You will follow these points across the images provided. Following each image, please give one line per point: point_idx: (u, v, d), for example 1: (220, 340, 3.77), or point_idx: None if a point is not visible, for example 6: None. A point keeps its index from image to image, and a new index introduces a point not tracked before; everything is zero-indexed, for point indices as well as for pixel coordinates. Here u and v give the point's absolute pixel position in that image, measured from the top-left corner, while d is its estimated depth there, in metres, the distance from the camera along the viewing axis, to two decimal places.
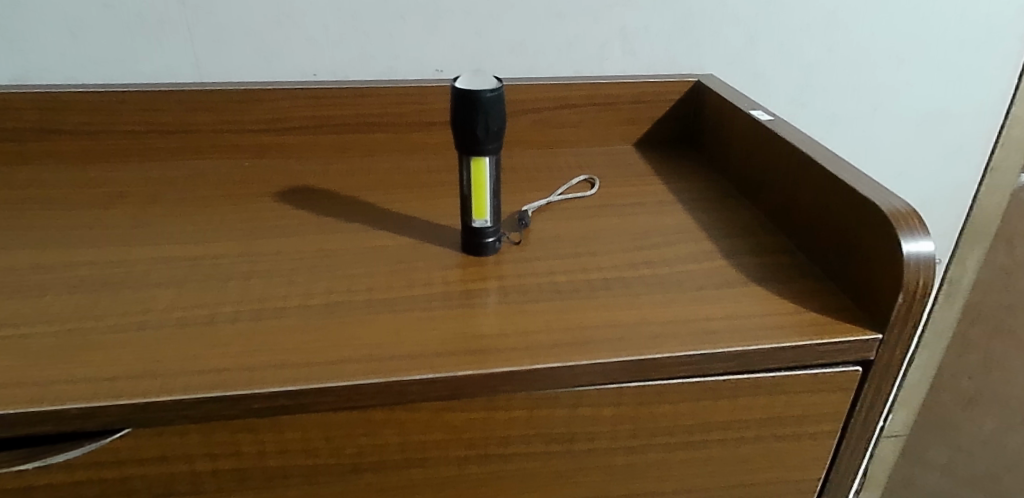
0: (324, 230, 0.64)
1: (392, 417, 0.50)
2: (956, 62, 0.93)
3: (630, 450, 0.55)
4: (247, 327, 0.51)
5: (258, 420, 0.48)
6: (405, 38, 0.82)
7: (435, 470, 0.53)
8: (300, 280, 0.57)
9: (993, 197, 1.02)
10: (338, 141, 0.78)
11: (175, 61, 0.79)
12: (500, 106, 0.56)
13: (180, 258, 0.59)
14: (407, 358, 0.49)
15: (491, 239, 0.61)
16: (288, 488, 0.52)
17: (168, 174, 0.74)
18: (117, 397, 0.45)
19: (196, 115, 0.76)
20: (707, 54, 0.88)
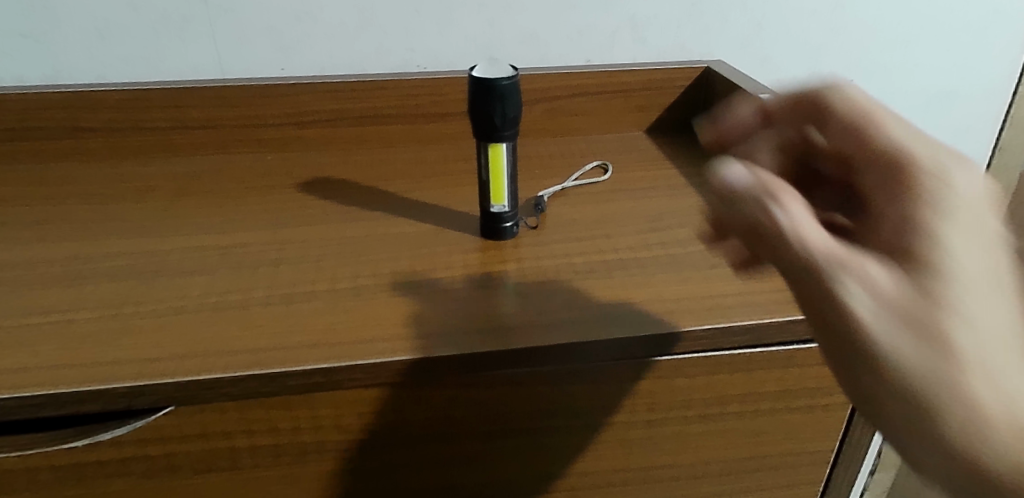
0: (347, 218, 0.66)
1: (420, 393, 0.52)
2: (964, 43, 0.94)
3: (648, 423, 0.57)
4: (279, 310, 0.54)
5: (293, 397, 0.50)
6: (419, 31, 0.84)
7: (461, 444, 0.55)
8: (328, 266, 0.59)
9: (1003, 178, 1.03)
10: (357, 134, 0.81)
11: (199, 58, 0.81)
12: (516, 95, 0.58)
13: (211, 247, 0.61)
14: (435, 336, 0.52)
15: (509, 224, 0.63)
16: (322, 463, 0.54)
17: (196, 168, 0.76)
18: (161, 376, 0.48)
19: (221, 110, 0.78)
20: (716, 40, 0.89)
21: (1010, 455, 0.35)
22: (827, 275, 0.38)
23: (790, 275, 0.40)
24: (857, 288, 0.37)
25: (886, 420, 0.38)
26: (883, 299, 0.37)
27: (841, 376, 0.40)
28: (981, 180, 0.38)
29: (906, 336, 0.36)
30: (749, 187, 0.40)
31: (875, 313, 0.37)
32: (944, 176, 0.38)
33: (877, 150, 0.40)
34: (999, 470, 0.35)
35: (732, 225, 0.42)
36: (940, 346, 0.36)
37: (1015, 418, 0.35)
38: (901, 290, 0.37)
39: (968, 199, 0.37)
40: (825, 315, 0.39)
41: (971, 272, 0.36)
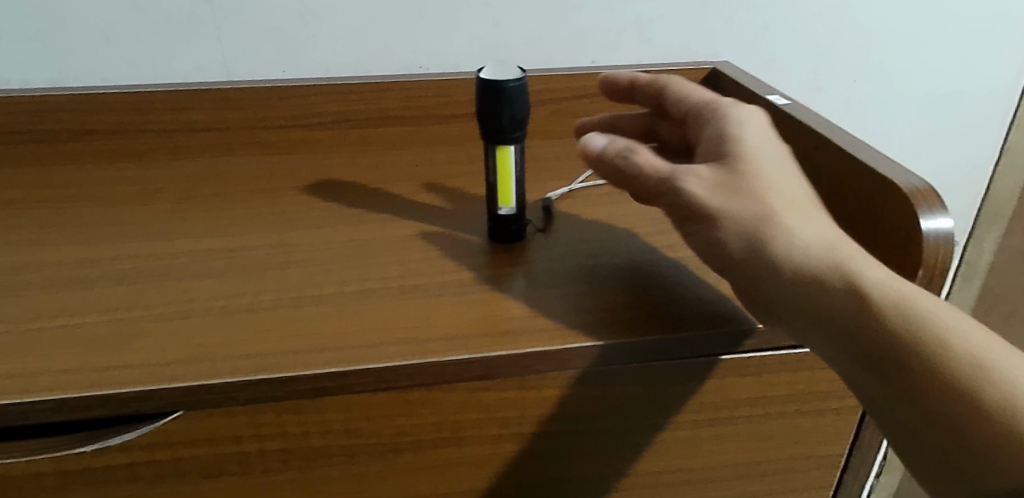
0: (354, 221, 0.66)
1: (429, 397, 0.52)
2: (971, 43, 0.93)
3: (658, 427, 0.57)
4: (287, 314, 0.53)
5: (302, 401, 0.50)
6: (425, 32, 0.84)
7: (470, 448, 0.55)
8: (335, 269, 0.59)
9: (1010, 179, 1.03)
10: (363, 136, 0.81)
11: (204, 60, 0.81)
12: (523, 97, 0.57)
13: (219, 251, 0.61)
14: (444, 340, 0.51)
15: (516, 227, 0.63)
16: (330, 468, 0.54)
17: (202, 170, 0.76)
18: (170, 381, 0.47)
19: (227, 112, 0.78)
20: (722, 41, 0.89)
21: (813, 273, 0.48)
22: (670, 179, 0.52)
23: (654, 197, 0.54)
24: (690, 179, 0.52)
25: (741, 274, 0.50)
26: (706, 182, 0.51)
27: (708, 256, 0.52)
28: (752, 114, 0.56)
29: (727, 201, 0.50)
30: (606, 146, 0.55)
31: (701, 189, 0.51)
32: (729, 117, 0.56)
33: (700, 117, 0.59)
34: (811, 281, 0.48)
35: (627, 172, 0.54)
36: (746, 202, 0.50)
37: (805, 240, 0.49)
38: (717, 175, 0.52)
39: (746, 126, 0.55)
40: (679, 203, 0.52)
41: (753, 157, 0.52)
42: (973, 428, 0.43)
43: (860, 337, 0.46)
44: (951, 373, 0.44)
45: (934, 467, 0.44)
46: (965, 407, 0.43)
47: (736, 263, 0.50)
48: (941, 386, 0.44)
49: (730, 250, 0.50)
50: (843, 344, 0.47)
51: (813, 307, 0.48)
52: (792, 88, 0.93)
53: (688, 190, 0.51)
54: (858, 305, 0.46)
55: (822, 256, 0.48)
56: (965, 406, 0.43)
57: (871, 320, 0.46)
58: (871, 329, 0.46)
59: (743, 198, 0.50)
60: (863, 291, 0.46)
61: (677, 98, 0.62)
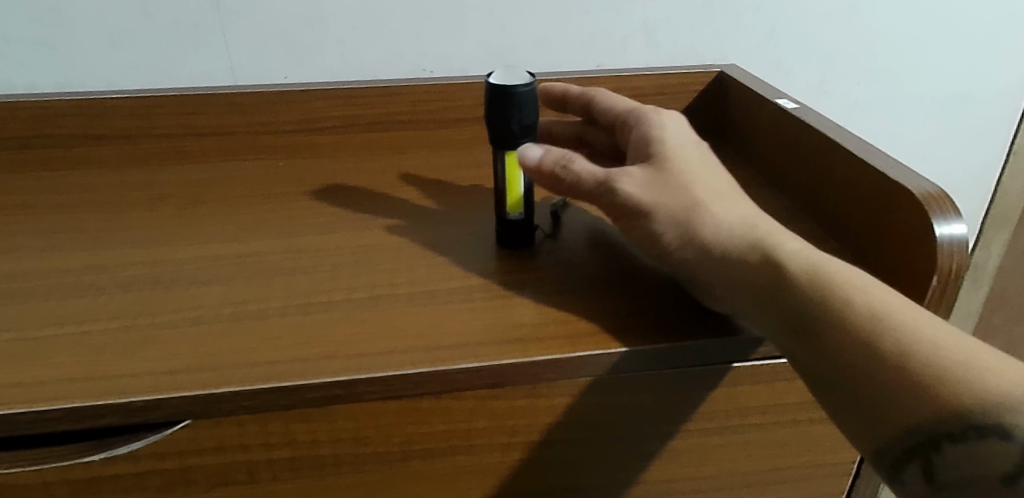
0: (361, 226, 0.66)
1: (438, 405, 0.51)
2: (980, 46, 0.93)
3: (669, 435, 0.56)
4: (295, 321, 0.53)
5: (311, 409, 0.49)
6: (431, 36, 0.83)
7: (480, 456, 0.55)
8: (343, 275, 0.58)
9: (1018, 182, 1.03)
10: (369, 140, 0.80)
11: (210, 64, 0.81)
12: (533, 102, 0.57)
13: (226, 257, 0.61)
14: (454, 348, 0.51)
15: (525, 232, 0.62)
16: (339, 476, 0.53)
17: (208, 174, 0.76)
18: (179, 389, 0.47)
19: (232, 117, 0.78)
20: (729, 44, 0.89)
21: (736, 251, 0.51)
22: (604, 181, 0.55)
23: (593, 200, 0.57)
24: (624, 181, 0.55)
25: (680, 261, 0.54)
26: (637, 180, 0.55)
27: (650, 250, 0.56)
28: (671, 117, 0.61)
29: (656, 195, 0.54)
30: (543, 156, 0.57)
31: (633, 187, 0.55)
32: (651, 121, 0.60)
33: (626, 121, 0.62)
34: (738, 258, 0.51)
35: (563, 181, 0.57)
36: (674, 195, 0.54)
37: (731, 223, 0.52)
38: (647, 174, 0.55)
39: (669, 128, 0.59)
40: (618, 204, 0.55)
41: (677, 155, 0.56)
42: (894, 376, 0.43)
43: (781, 305, 0.48)
44: (862, 324, 0.44)
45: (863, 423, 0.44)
46: (881, 355, 0.43)
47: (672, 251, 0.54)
48: (861, 339, 0.44)
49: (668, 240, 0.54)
50: (770, 314, 0.49)
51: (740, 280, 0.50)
52: (800, 91, 0.93)
53: (626, 191, 0.55)
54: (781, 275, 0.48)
55: (741, 235, 0.52)
56: (886, 354, 0.43)
57: (785, 286, 0.48)
58: (793, 294, 0.48)
59: (670, 189, 0.54)
60: (777, 262, 0.49)
61: (608, 111, 0.65)
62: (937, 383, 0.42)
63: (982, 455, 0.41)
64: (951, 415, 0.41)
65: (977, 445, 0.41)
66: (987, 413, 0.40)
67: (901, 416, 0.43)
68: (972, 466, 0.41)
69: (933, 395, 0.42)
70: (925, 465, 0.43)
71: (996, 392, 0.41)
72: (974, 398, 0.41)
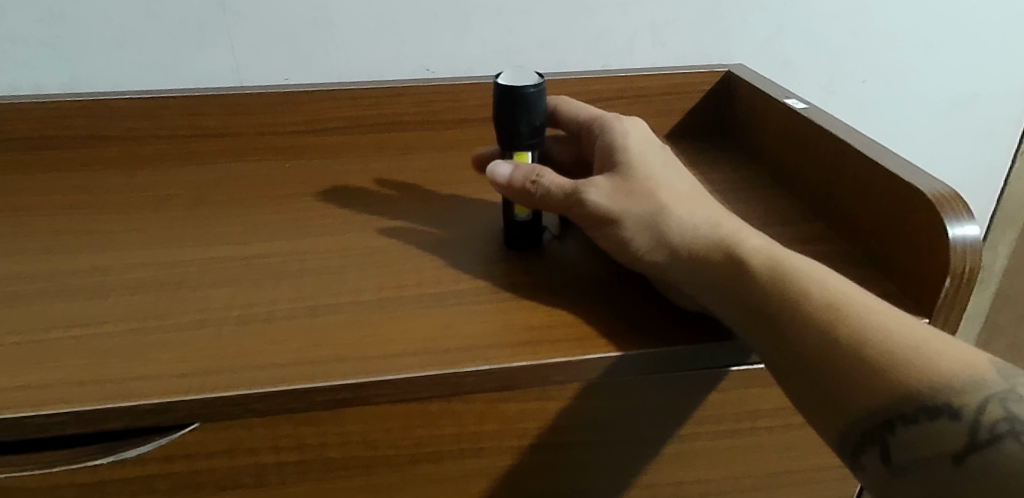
0: (367, 228, 0.65)
1: (448, 408, 0.51)
2: (988, 45, 0.92)
3: (678, 438, 0.56)
4: (303, 323, 0.53)
5: (320, 413, 0.49)
6: (437, 36, 0.83)
7: (489, 459, 0.54)
8: (350, 277, 0.58)
9: None
10: (375, 141, 0.80)
11: (216, 65, 0.81)
12: (541, 103, 0.57)
13: (233, 259, 0.61)
14: (463, 350, 0.51)
15: (532, 234, 0.61)
16: (348, 479, 0.53)
17: (214, 175, 0.75)
18: (187, 392, 0.47)
19: (238, 118, 0.77)
20: (736, 44, 0.88)
21: (699, 248, 0.52)
22: (573, 190, 0.56)
23: (563, 210, 0.58)
24: (591, 188, 0.56)
25: (646, 265, 0.55)
26: (605, 188, 0.56)
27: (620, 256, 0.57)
28: (635, 124, 0.62)
29: (623, 199, 0.55)
30: (514, 174, 0.57)
31: (600, 194, 0.56)
32: (616, 130, 0.61)
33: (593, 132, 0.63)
34: (700, 256, 0.52)
35: (532, 195, 0.58)
36: (641, 200, 0.55)
37: (695, 223, 0.54)
38: (613, 182, 0.56)
39: (633, 135, 0.60)
40: (589, 214, 0.56)
41: (642, 162, 0.58)
42: (848, 361, 0.44)
43: (741, 298, 0.49)
44: (817, 312, 0.46)
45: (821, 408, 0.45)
46: (834, 340, 0.45)
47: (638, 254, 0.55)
48: (817, 327, 0.46)
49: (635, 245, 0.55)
50: (732, 308, 0.50)
51: (704, 276, 0.52)
52: (807, 92, 0.92)
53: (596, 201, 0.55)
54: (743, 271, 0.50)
55: (705, 233, 0.53)
56: (840, 339, 0.44)
57: (745, 279, 0.50)
58: (754, 288, 0.49)
59: (636, 193, 0.55)
60: (738, 258, 0.51)
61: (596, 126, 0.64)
62: (889, 365, 0.43)
63: (933, 435, 0.41)
64: (902, 397, 0.42)
65: (927, 425, 0.42)
66: (935, 394, 0.42)
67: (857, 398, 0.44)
68: (925, 446, 0.42)
69: (885, 377, 0.43)
70: (882, 449, 0.43)
71: (941, 373, 0.42)
72: (922, 380, 0.42)
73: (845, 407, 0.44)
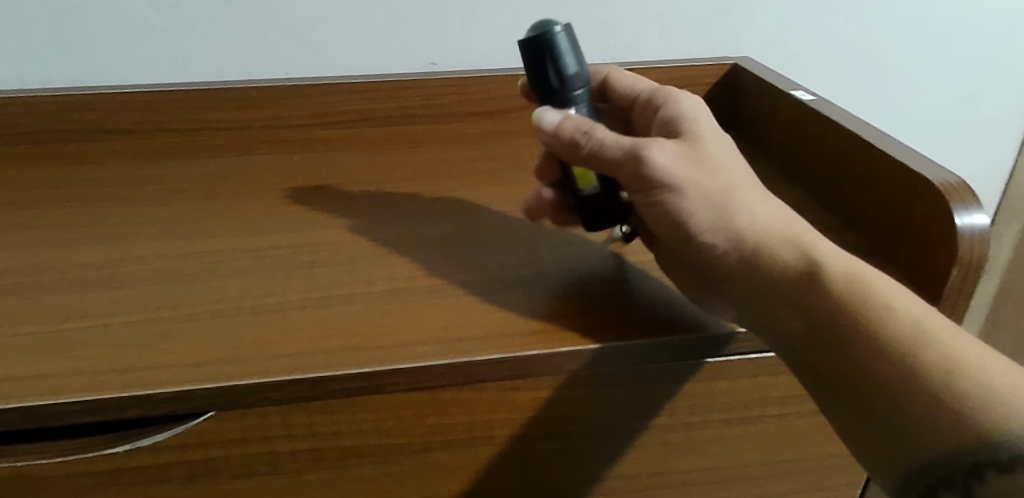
0: (378, 220, 0.66)
1: (460, 397, 0.51)
2: (995, 39, 0.93)
3: (688, 425, 0.57)
4: (315, 314, 0.53)
5: (334, 401, 0.50)
6: (444, 30, 0.83)
7: (500, 448, 0.55)
8: (361, 268, 0.59)
9: None
10: (384, 134, 0.81)
11: (224, 59, 0.81)
12: (568, 45, 0.55)
13: (245, 250, 0.61)
14: (475, 340, 0.51)
15: (601, 206, 0.57)
16: (362, 467, 0.54)
17: (224, 168, 0.76)
18: (203, 381, 0.47)
19: (247, 111, 0.78)
20: (743, 38, 0.89)
21: (775, 251, 0.50)
22: (633, 149, 0.51)
23: (611, 169, 0.53)
24: (656, 151, 0.51)
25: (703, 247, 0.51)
26: (671, 158, 0.52)
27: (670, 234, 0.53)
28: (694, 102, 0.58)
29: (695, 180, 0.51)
30: (562, 121, 0.53)
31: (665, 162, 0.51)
32: (675, 105, 0.57)
33: (654, 102, 0.60)
34: (766, 254, 0.50)
35: (582, 146, 0.52)
36: (710, 183, 0.51)
37: (770, 222, 0.51)
38: (678, 153, 0.52)
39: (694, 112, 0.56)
40: (644, 173, 0.51)
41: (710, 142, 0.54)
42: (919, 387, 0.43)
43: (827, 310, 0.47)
44: (911, 340, 0.44)
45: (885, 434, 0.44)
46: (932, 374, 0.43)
47: (694, 245, 0.52)
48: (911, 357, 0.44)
49: (692, 222, 0.51)
50: (800, 318, 0.49)
51: (764, 282, 0.50)
52: (813, 85, 0.93)
53: (654, 158, 0.51)
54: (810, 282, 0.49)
55: (782, 235, 0.50)
56: (937, 373, 0.43)
57: (831, 294, 0.47)
58: (822, 299, 0.48)
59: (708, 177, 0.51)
60: (821, 268, 0.48)
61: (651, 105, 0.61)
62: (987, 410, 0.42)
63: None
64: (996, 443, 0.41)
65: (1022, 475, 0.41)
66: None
67: (948, 438, 0.42)
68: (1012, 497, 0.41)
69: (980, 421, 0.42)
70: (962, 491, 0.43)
71: None
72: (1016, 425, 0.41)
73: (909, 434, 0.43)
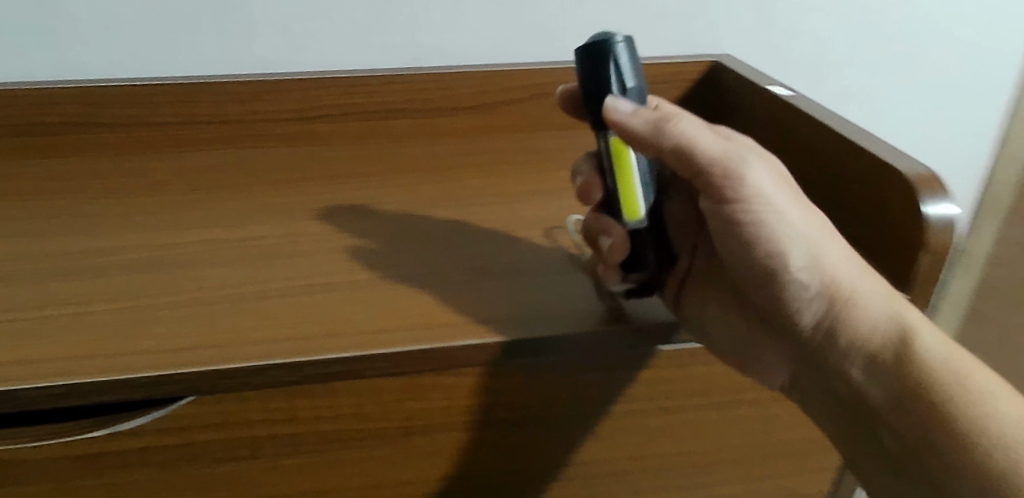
0: (361, 212, 0.67)
1: (439, 382, 0.52)
2: (971, 37, 0.95)
3: (665, 410, 0.59)
4: (296, 301, 0.54)
5: (314, 386, 0.50)
6: (429, 26, 0.84)
7: (479, 432, 0.56)
8: (343, 258, 0.59)
9: (1009, 170, 1.07)
10: (367, 129, 0.81)
11: (208, 54, 0.81)
12: (628, 57, 0.53)
13: (227, 240, 0.62)
14: (455, 326, 0.52)
15: (644, 243, 0.56)
16: (342, 451, 0.54)
17: (209, 162, 0.76)
18: (183, 366, 0.48)
19: (231, 106, 0.78)
20: (724, 35, 0.90)
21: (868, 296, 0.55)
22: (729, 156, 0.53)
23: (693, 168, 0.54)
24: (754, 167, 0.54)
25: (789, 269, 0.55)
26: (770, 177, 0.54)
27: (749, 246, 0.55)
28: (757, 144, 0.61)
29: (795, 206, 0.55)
30: (635, 113, 0.52)
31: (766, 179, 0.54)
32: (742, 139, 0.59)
33: None
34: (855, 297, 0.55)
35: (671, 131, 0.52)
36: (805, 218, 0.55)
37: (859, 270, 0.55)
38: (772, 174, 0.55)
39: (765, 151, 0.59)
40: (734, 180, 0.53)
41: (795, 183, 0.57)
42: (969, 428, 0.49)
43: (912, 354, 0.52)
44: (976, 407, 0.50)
45: (927, 463, 0.50)
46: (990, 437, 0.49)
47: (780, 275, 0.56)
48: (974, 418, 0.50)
49: (781, 242, 0.55)
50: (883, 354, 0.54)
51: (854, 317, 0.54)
52: (794, 82, 0.94)
53: (752, 184, 0.53)
54: (892, 322, 0.54)
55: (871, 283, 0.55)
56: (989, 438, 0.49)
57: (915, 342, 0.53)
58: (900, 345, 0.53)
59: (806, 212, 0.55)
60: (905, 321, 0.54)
61: None
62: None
63: None
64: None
65: None
66: None
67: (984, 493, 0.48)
68: None
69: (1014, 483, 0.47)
70: None
71: None
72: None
73: (956, 470, 0.49)
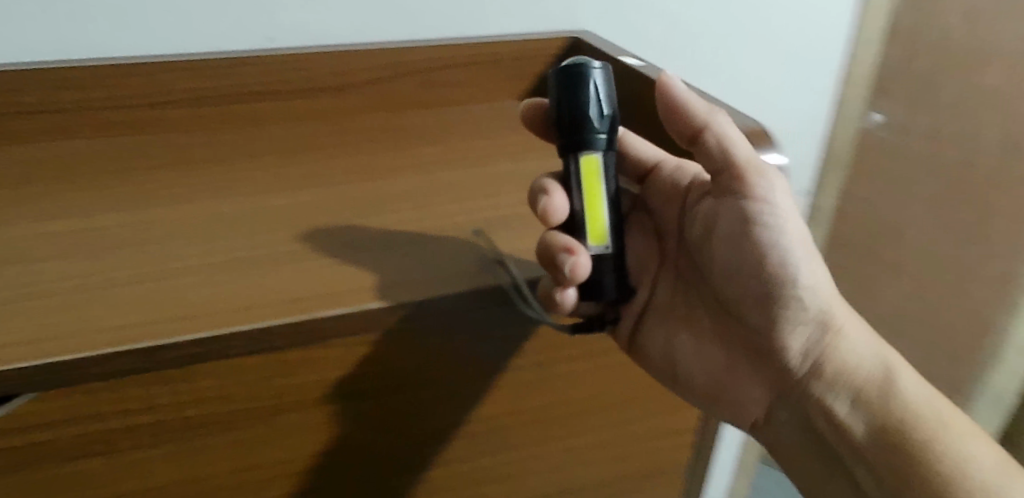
0: (217, 195, 0.64)
1: (307, 355, 0.51)
2: (805, 9, 1.02)
3: (539, 364, 0.61)
4: (147, 287, 0.51)
5: (172, 370, 0.48)
6: (282, 6, 0.81)
7: (354, 404, 0.55)
8: (198, 241, 0.57)
9: (845, 132, 1.15)
10: (222, 113, 0.78)
11: (33, 38, 0.74)
12: (605, 86, 0.54)
13: (67, 232, 0.58)
14: (319, 298, 0.51)
15: (607, 270, 0.56)
16: (210, 438, 0.52)
17: (45, 155, 0.71)
18: (18, 361, 0.44)
19: (67, 93, 0.73)
20: (581, 10, 0.92)
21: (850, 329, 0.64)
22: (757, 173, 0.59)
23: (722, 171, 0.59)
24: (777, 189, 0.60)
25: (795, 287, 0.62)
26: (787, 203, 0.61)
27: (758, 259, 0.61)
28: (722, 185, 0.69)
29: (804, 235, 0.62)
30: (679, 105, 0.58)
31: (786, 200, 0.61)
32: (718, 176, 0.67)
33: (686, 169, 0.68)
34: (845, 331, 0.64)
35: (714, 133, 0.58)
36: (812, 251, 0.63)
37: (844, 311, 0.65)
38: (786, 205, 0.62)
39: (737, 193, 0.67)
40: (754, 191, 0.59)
41: None
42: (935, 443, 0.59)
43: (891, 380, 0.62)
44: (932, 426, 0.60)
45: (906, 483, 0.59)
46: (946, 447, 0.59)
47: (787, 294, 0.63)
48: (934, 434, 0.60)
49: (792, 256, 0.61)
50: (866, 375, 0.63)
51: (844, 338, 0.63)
52: (648, 54, 0.98)
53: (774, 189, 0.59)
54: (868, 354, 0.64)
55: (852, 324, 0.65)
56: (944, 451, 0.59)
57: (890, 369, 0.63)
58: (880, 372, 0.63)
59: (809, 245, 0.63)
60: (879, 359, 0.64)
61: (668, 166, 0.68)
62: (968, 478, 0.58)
63: None
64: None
65: None
66: None
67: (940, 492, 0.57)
68: None
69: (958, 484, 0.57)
70: None
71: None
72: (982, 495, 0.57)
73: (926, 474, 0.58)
